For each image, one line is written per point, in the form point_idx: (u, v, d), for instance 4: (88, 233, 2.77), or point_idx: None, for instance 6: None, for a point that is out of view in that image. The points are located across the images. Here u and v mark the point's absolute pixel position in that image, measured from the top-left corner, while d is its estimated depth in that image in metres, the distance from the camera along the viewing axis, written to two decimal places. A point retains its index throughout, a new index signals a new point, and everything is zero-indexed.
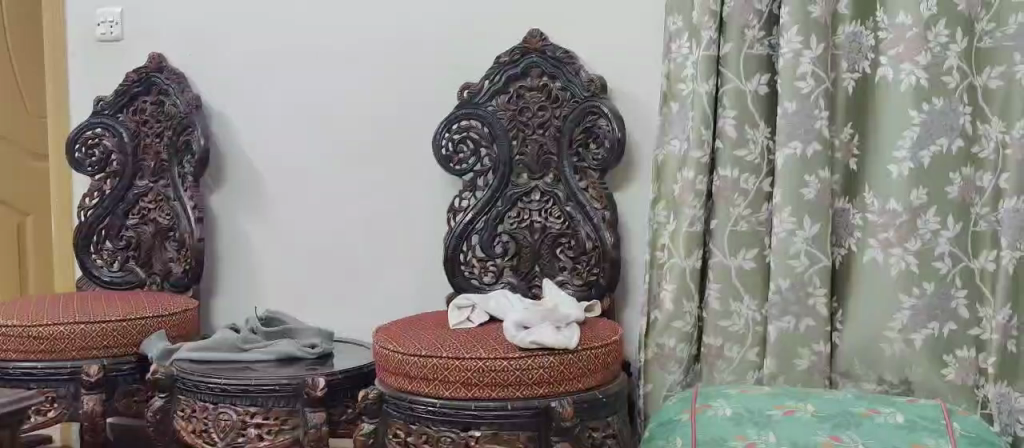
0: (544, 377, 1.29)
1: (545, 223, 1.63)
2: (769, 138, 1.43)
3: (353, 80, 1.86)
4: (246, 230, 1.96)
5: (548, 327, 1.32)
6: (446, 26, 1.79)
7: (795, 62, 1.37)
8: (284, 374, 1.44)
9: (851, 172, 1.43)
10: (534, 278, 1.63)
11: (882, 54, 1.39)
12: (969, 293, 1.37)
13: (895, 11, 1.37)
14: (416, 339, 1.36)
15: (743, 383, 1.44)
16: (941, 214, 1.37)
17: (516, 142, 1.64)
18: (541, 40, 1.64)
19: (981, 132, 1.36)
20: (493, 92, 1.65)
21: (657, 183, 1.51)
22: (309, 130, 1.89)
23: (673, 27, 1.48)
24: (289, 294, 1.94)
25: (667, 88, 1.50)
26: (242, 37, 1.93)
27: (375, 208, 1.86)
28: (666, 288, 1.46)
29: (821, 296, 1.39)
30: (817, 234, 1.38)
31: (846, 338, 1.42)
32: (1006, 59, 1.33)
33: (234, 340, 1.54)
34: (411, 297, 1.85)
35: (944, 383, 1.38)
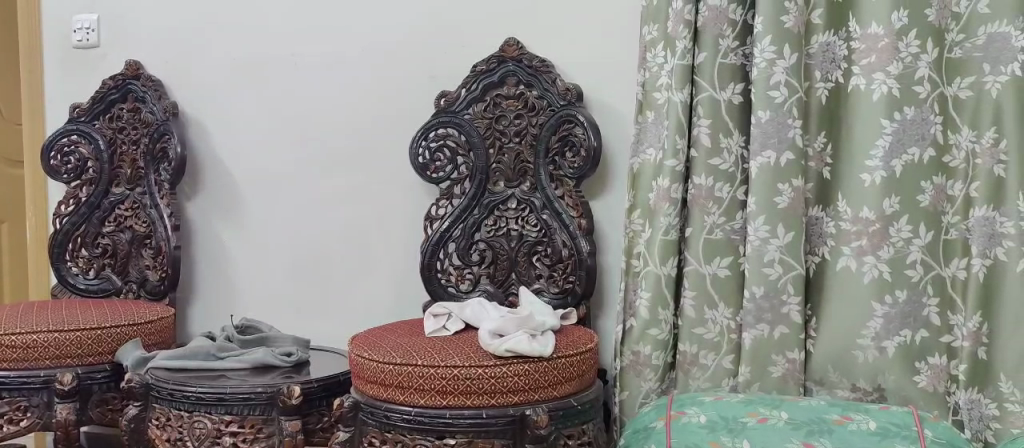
0: (519, 385, 1.30)
1: (522, 231, 1.63)
2: (744, 146, 1.45)
3: (331, 87, 1.86)
4: (224, 238, 1.95)
5: (523, 335, 1.32)
6: (425, 33, 1.79)
7: (768, 71, 1.38)
8: (259, 382, 1.44)
9: (824, 180, 1.44)
10: (511, 286, 1.63)
11: (854, 64, 1.41)
12: (940, 300, 1.39)
13: (867, 21, 1.38)
14: (392, 347, 1.36)
15: (718, 390, 1.45)
16: (913, 221, 1.38)
17: (493, 150, 1.65)
18: (519, 48, 1.64)
19: (952, 141, 1.38)
20: (471, 101, 1.66)
21: (633, 191, 1.51)
22: (287, 137, 1.89)
23: (649, 36, 1.50)
24: (268, 302, 1.94)
25: (643, 96, 1.51)
26: (221, 44, 1.93)
27: (353, 216, 1.85)
28: (642, 296, 1.47)
29: (795, 304, 1.40)
30: (790, 242, 1.39)
31: (820, 345, 1.43)
32: (974, 69, 1.34)
33: (210, 349, 1.54)
34: (388, 305, 1.84)
35: (916, 389, 1.39)
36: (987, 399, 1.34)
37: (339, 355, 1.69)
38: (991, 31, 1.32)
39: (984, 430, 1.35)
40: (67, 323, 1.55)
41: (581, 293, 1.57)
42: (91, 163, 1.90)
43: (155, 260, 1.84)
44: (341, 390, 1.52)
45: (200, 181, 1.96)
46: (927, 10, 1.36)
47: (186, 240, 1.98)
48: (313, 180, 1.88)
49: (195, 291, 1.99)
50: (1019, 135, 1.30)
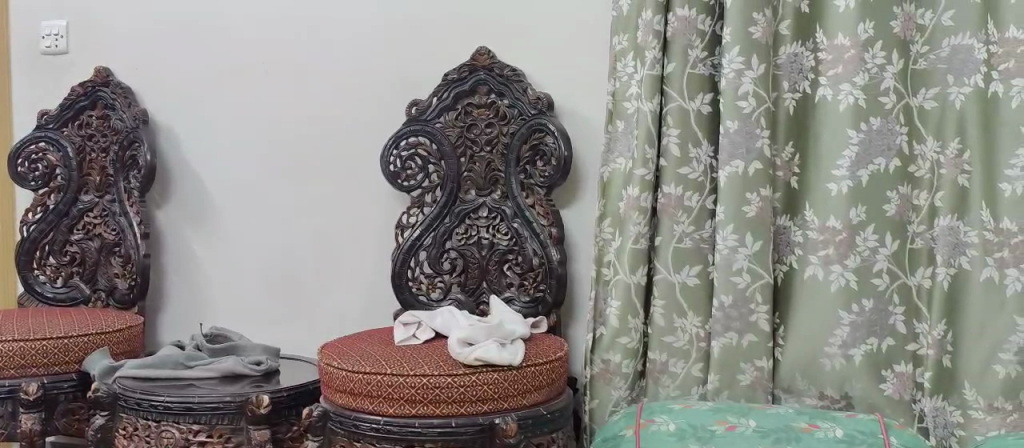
0: (488, 394, 1.30)
1: (493, 239, 1.64)
2: (712, 156, 1.46)
3: (303, 95, 1.85)
4: (195, 247, 1.94)
5: (492, 344, 1.32)
6: (396, 41, 1.79)
7: (737, 82, 1.39)
8: (228, 391, 1.43)
9: (792, 189, 1.45)
10: (482, 295, 1.64)
11: (821, 75, 1.42)
12: (906, 309, 1.40)
13: (834, 32, 1.40)
14: (362, 357, 1.35)
15: (687, 398, 1.45)
16: (879, 231, 1.39)
17: (464, 159, 1.65)
18: (489, 57, 1.65)
19: (916, 152, 1.40)
20: (442, 109, 1.66)
21: (603, 199, 1.52)
22: (258, 145, 1.89)
23: (619, 46, 1.51)
24: (238, 311, 1.93)
25: (613, 106, 1.52)
26: (191, 52, 1.93)
27: (324, 225, 1.85)
28: (612, 304, 1.48)
29: (763, 312, 1.41)
30: (757, 252, 1.40)
31: (788, 354, 1.43)
32: (938, 81, 1.37)
33: (179, 358, 1.54)
34: (360, 314, 1.84)
35: (883, 397, 1.40)
36: (951, 406, 1.36)
37: (309, 364, 1.69)
38: (955, 43, 1.36)
39: (948, 436, 1.37)
40: (32, 332, 1.54)
41: (551, 302, 1.57)
42: (59, 170, 1.88)
43: (124, 268, 1.83)
44: (310, 399, 1.51)
45: (170, 189, 1.95)
46: (892, 21, 1.38)
47: (156, 248, 1.97)
48: (284, 188, 1.87)
49: (165, 300, 1.98)
50: (982, 147, 1.33)
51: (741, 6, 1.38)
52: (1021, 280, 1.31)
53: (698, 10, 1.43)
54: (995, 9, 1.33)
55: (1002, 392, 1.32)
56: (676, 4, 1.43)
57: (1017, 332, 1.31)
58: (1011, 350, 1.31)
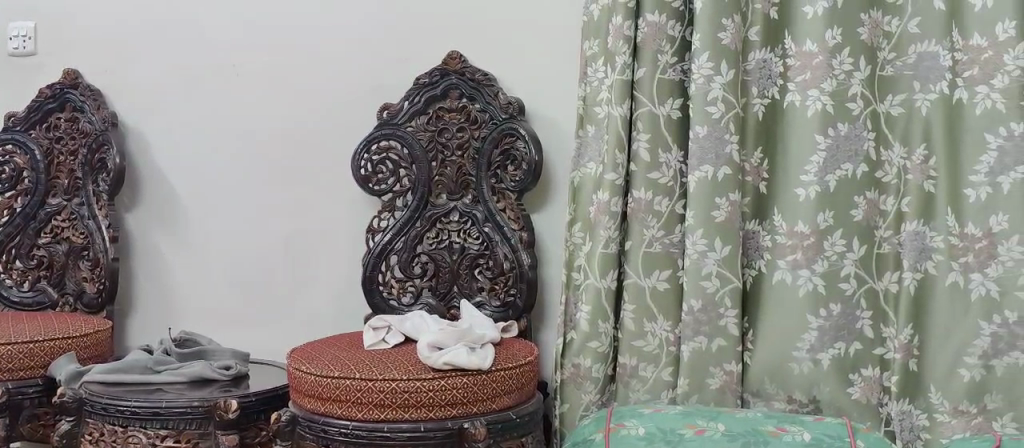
0: (457, 399, 1.29)
1: (464, 244, 1.64)
2: (682, 161, 1.46)
3: (274, 98, 1.85)
4: (164, 250, 1.93)
5: (462, 348, 1.32)
6: (368, 45, 1.79)
7: (706, 87, 1.40)
8: (197, 396, 1.42)
9: (761, 194, 1.46)
10: (452, 299, 1.63)
11: (790, 81, 1.43)
12: (873, 314, 1.41)
13: (802, 39, 1.40)
14: (330, 361, 1.35)
15: (657, 401, 1.46)
16: (846, 236, 1.40)
17: (435, 163, 1.65)
18: (461, 62, 1.65)
19: (884, 157, 1.41)
20: (413, 113, 1.66)
21: (574, 204, 1.53)
22: (229, 149, 1.88)
23: (590, 51, 1.52)
24: (208, 315, 1.91)
25: (583, 111, 1.53)
26: (162, 55, 1.92)
27: (294, 228, 1.84)
28: (582, 309, 1.48)
29: (732, 316, 1.42)
30: (727, 255, 1.41)
31: (757, 359, 1.44)
32: (906, 87, 1.39)
33: (147, 363, 1.52)
34: (329, 318, 1.83)
35: (850, 401, 1.40)
36: (918, 410, 1.37)
37: (280, 369, 1.68)
38: (922, 50, 1.38)
39: (914, 439, 1.38)
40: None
41: (522, 306, 1.57)
42: (27, 173, 1.88)
43: (92, 271, 1.81)
44: (279, 404, 1.50)
45: (139, 192, 1.94)
46: (859, 28, 1.39)
47: (125, 252, 1.96)
48: (254, 192, 1.86)
49: (135, 305, 1.96)
50: (948, 153, 1.35)
51: (710, 12, 1.39)
52: (985, 284, 1.32)
53: (669, 16, 1.44)
54: (959, 16, 1.34)
55: (967, 395, 1.33)
56: (646, 9, 1.44)
57: (982, 336, 1.32)
58: (976, 353, 1.32)
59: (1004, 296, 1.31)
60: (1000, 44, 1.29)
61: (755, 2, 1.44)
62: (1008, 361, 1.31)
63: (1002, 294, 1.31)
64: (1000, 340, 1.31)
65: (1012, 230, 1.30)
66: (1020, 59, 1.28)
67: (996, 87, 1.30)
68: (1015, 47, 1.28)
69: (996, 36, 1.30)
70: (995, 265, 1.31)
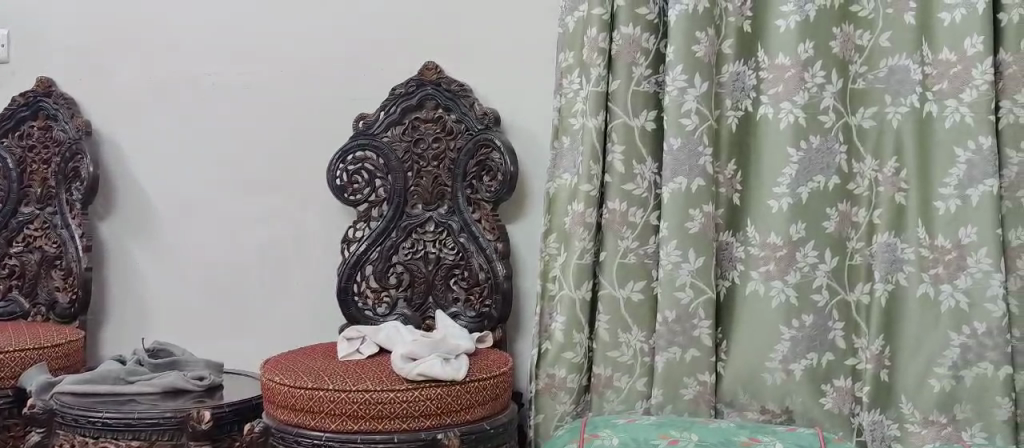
0: (431, 409, 1.29)
1: (439, 254, 1.64)
2: (656, 173, 1.47)
3: (249, 108, 1.84)
4: (139, 260, 1.92)
5: (437, 359, 1.32)
6: (344, 56, 1.79)
7: (680, 99, 1.40)
8: (169, 406, 1.41)
9: (734, 205, 1.47)
10: (428, 310, 1.63)
11: (763, 94, 1.44)
12: (846, 325, 1.42)
13: (775, 52, 1.42)
14: (303, 372, 1.34)
15: (632, 412, 1.46)
16: (819, 247, 1.41)
17: (411, 174, 1.65)
18: (437, 72, 1.66)
19: (855, 170, 1.42)
20: (389, 123, 1.66)
21: (548, 215, 1.53)
22: (204, 158, 1.87)
23: (565, 63, 1.52)
24: (182, 325, 1.90)
25: (559, 122, 1.53)
26: (138, 65, 1.92)
27: (269, 238, 1.83)
28: (557, 320, 1.48)
29: (706, 327, 1.42)
30: (700, 266, 1.41)
31: (730, 369, 1.45)
32: (877, 100, 1.41)
33: (120, 373, 1.51)
34: (304, 328, 1.82)
35: (823, 411, 1.41)
36: (889, 420, 1.38)
37: (254, 379, 1.67)
38: (893, 63, 1.39)
39: None
40: None
41: (497, 316, 1.57)
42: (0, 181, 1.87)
43: (65, 281, 1.80)
44: (252, 415, 1.50)
45: (113, 201, 1.93)
46: (832, 42, 1.41)
47: (98, 262, 1.94)
48: (229, 201, 1.86)
49: (108, 316, 1.95)
50: (918, 165, 1.36)
51: (684, 25, 1.40)
52: (954, 295, 1.33)
53: (643, 28, 1.45)
54: (930, 31, 1.36)
55: (937, 405, 1.34)
56: (621, 22, 1.45)
57: (951, 348, 1.33)
58: (946, 364, 1.33)
59: (973, 307, 1.32)
60: (967, 57, 1.32)
61: (728, 15, 1.46)
62: (977, 372, 1.32)
63: (972, 305, 1.32)
64: (969, 351, 1.32)
65: (981, 242, 1.31)
66: (988, 72, 1.30)
67: (965, 101, 1.32)
68: (982, 61, 1.30)
69: (964, 50, 1.32)
70: (964, 276, 1.32)
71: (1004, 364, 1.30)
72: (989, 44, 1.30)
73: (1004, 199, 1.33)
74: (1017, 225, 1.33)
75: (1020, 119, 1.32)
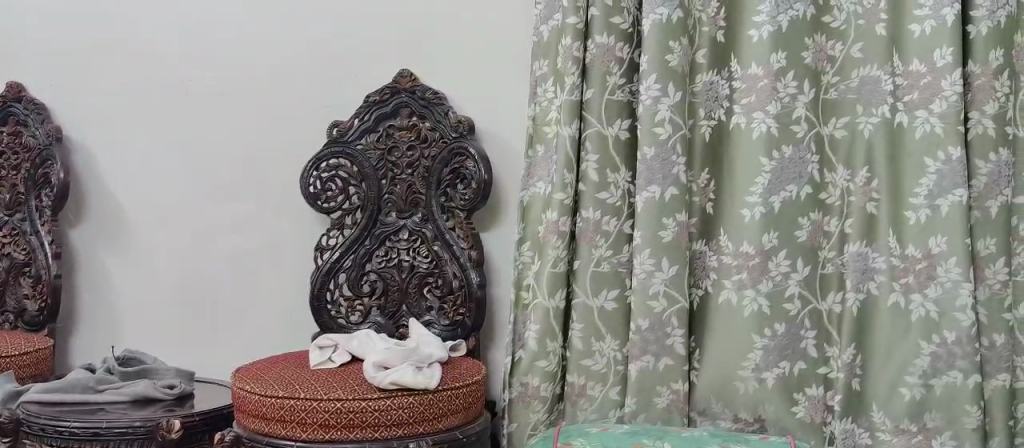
0: (403, 418, 1.29)
1: (413, 262, 1.63)
2: (630, 182, 1.47)
3: (223, 115, 1.84)
4: (110, 267, 1.91)
5: (408, 368, 1.32)
6: (318, 63, 1.79)
7: (654, 108, 1.41)
8: (139, 415, 1.40)
9: (707, 215, 1.48)
10: (402, 318, 1.63)
11: (735, 104, 1.45)
12: (817, 334, 1.43)
13: (748, 61, 1.43)
14: (275, 380, 1.34)
15: (604, 421, 1.45)
16: (791, 257, 1.42)
17: (386, 181, 1.65)
18: (412, 81, 1.67)
19: (829, 180, 1.44)
20: (363, 131, 1.66)
21: (523, 223, 1.53)
22: (177, 164, 1.86)
23: (539, 71, 1.53)
24: (153, 333, 1.89)
25: (534, 130, 1.54)
26: (110, 71, 1.91)
27: (241, 245, 1.82)
28: (530, 329, 1.48)
29: (679, 336, 1.42)
30: (674, 277, 1.42)
31: (703, 377, 1.45)
32: (849, 110, 1.42)
33: (89, 381, 1.49)
34: (277, 336, 1.80)
35: (795, 420, 1.41)
36: (861, 429, 1.38)
37: (225, 389, 1.65)
38: (865, 74, 1.40)
39: None
40: None
41: (470, 325, 1.57)
42: None
43: (34, 288, 1.78)
44: (223, 424, 1.48)
45: (84, 207, 1.92)
46: (804, 53, 1.42)
47: (70, 268, 1.94)
48: (201, 209, 1.85)
49: (79, 322, 1.94)
50: (889, 175, 1.37)
51: (658, 34, 1.41)
52: (924, 305, 1.33)
53: (618, 38, 1.46)
54: (900, 43, 1.37)
55: (908, 414, 1.34)
56: (595, 31, 1.45)
57: (922, 357, 1.33)
58: (916, 373, 1.33)
59: (942, 316, 1.32)
60: (938, 70, 1.33)
61: (702, 25, 1.47)
62: (946, 381, 1.32)
63: (941, 314, 1.32)
64: (938, 359, 1.32)
65: (951, 252, 1.31)
66: (957, 84, 1.31)
67: (934, 112, 1.33)
68: (952, 73, 1.31)
69: (935, 62, 1.33)
70: (935, 286, 1.33)
71: (973, 373, 1.30)
72: (959, 56, 1.31)
73: (973, 209, 1.34)
74: (985, 235, 1.33)
75: (989, 130, 1.33)
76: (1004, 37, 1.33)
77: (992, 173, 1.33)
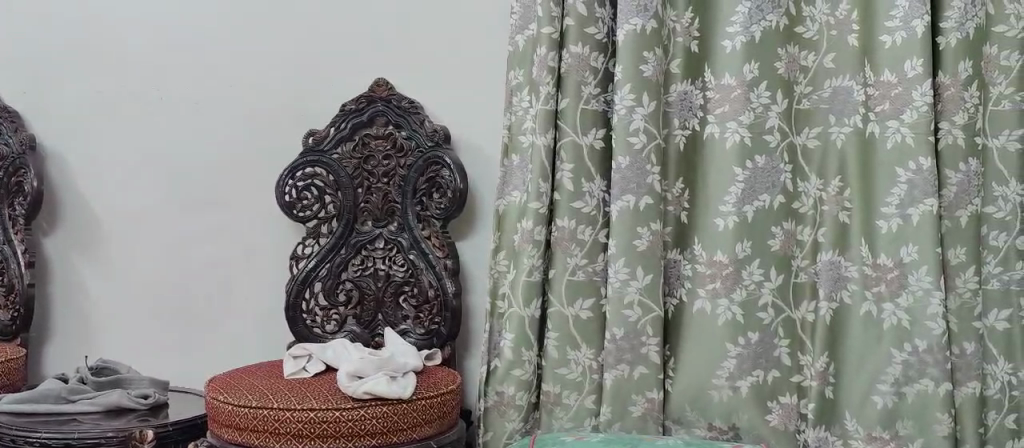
0: (377, 428, 1.28)
1: (389, 271, 1.63)
2: (605, 191, 1.48)
3: (198, 124, 1.83)
4: (83, 276, 1.90)
5: (382, 378, 1.32)
6: (294, 71, 1.79)
7: (628, 118, 1.41)
8: (113, 426, 1.39)
9: (681, 224, 1.49)
10: (377, 327, 1.63)
11: (709, 114, 1.46)
12: (790, 342, 1.43)
13: (721, 71, 1.44)
14: (249, 390, 1.33)
15: (580, 430, 1.44)
16: (764, 266, 1.43)
17: (361, 190, 1.65)
18: (388, 89, 1.67)
19: (800, 189, 1.45)
20: (339, 140, 1.66)
21: (498, 232, 1.54)
22: (151, 173, 1.86)
23: (514, 80, 1.54)
24: (126, 342, 1.88)
25: (508, 140, 1.55)
26: (84, 79, 1.90)
27: (217, 253, 1.81)
28: (505, 337, 1.48)
29: (653, 345, 1.42)
30: (648, 285, 1.42)
31: (678, 386, 1.45)
32: (821, 121, 1.43)
33: (61, 391, 1.49)
34: (252, 346, 1.80)
35: (769, 428, 1.42)
36: (834, 437, 1.39)
37: (200, 399, 1.64)
38: (836, 84, 1.42)
39: None
40: None
41: (445, 334, 1.56)
42: None
43: (6, 298, 1.78)
44: (197, 434, 1.48)
45: (58, 216, 1.91)
46: (777, 63, 1.44)
47: (42, 277, 1.92)
48: (176, 217, 1.84)
49: (52, 332, 1.93)
50: (861, 185, 1.38)
51: (631, 44, 1.42)
52: (896, 313, 1.34)
53: (592, 48, 1.47)
54: (871, 53, 1.39)
55: (880, 422, 1.34)
56: (570, 41, 1.46)
57: (893, 365, 1.33)
58: (888, 381, 1.34)
59: (914, 324, 1.33)
60: (908, 80, 1.34)
61: (675, 35, 1.48)
62: (918, 388, 1.32)
63: (913, 323, 1.33)
64: (910, 367, 1.33)
65: (921, 260, 1.32)
66: (927, 94, 1.32)
67: (905, 122, 1.34)
68: (922, 84, 1.32)
69: (905, 73, 1.34)
70: (906, 294, 1.33)
71: (944, 381, 1.30)
72: (928, 67, 1.32)
73: (943, 218, 1.35)
74: (955, 244, 1.35)
75: (958, 140, 1.34)
76: (974, 45, 1.33)
77: (961, 183, 1.34)
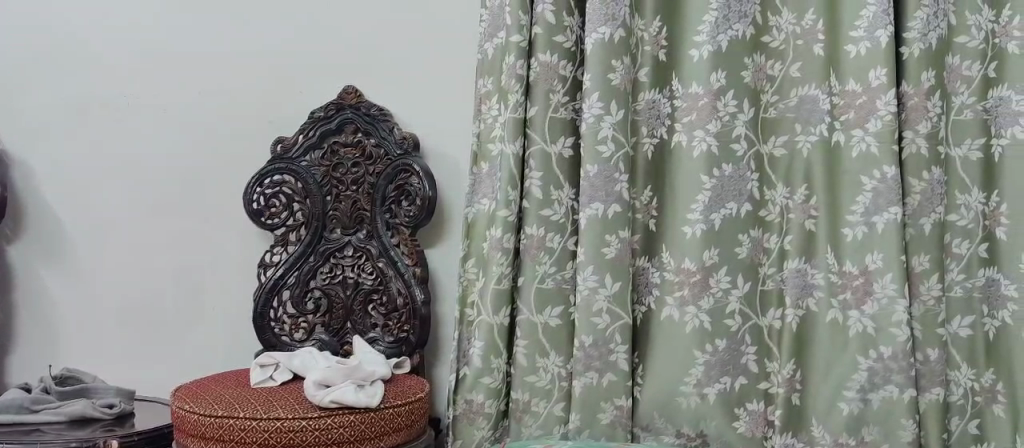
0: (343, 437, 1.27)
1: (358, 279, 1.63)
2: (574, 199, 1.48)
3: (168, 131, 1.83)
4: (47, 283, 1.87)
5: (350, 387, 1.32)
6: (266, 80, 1.79)
7: (597, 126, 1.42)
8: (76, 437, 1.37)
9: (651, 232, 1.49)
10: (346, 335, 1.63)
11: (677, 122, 1.47)
12: (759, 350, 1.44)
13: (689, 81, 1.45)
14: (215, 400, 1.32)
15: (550, 437, 1.44)
16: (731, 273, 1.44)
17: (330, 198, 1.65)
18: (358, 96, 1.66)
19: (769, 197, 1.46)
20: (308, 147, 1.66)
21: (468, 240, 1.54)
22: (119, 180, 1.85)
23: (483, 89, 1.55)
24: (93, 351, 1.86)
25: (478, 149, 1.55)
26: (49, 84, 1.88)
27: (185, 260, 1.81)
28: (475, 345, 1.48)
29: (622, 352, 1.42)
30: (617, 294, 1.42)
31: (647, 392, 1.45)
32: (789, 130, 1.44)
33: (23, 402, 1.47)
34: (219, 353, 1.79)
35: (736, 435, 1.42)
36: (801, 443, 1.39)
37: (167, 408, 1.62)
38: (803, 93, 1.43)
39: None
40: None
41: (415, 342, 1.56)
42: None
43: None
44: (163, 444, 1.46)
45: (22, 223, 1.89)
46: (744, 73, 1.46)
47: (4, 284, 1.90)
48: (144, 224, 1.83)
49: (13, 339, 1.89)
50: (827, 193, 1.39)
51: (599, 52, 1.42)
52: (862, 321, 1.34)
53: (561, 56, 1.48)
54: (836, 64, 1.40)
55: (847, 427, 1.34)
56: (539, 49, 1.46)
57: (860, 371, 1.34)
58: (854, 387, 1.34)
59: (879, 331, 1.33)
60: (871, 88, 1.35)
61: (644, 44, 1.49)
62: (884, 395, 1.32)
63: (878, 330, 1.33)
64: (875, 374, 1.33)
65: (887, 268, 1.32)
66: (891, 103, 1.32)
67: (870, 130, 1.34)
68: (887, 92, 1.33)
69: (870, 82, 1.35)
70: (871, 302, 1.33)
71: (909, 387, 1.30)
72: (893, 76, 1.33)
73: (907, 226, 1.35)
74: (919, 251, 1.35)
75: (922, 149, 1.34)
76: (937, 56, 1.35)
77: (926, 191, 1.35)
